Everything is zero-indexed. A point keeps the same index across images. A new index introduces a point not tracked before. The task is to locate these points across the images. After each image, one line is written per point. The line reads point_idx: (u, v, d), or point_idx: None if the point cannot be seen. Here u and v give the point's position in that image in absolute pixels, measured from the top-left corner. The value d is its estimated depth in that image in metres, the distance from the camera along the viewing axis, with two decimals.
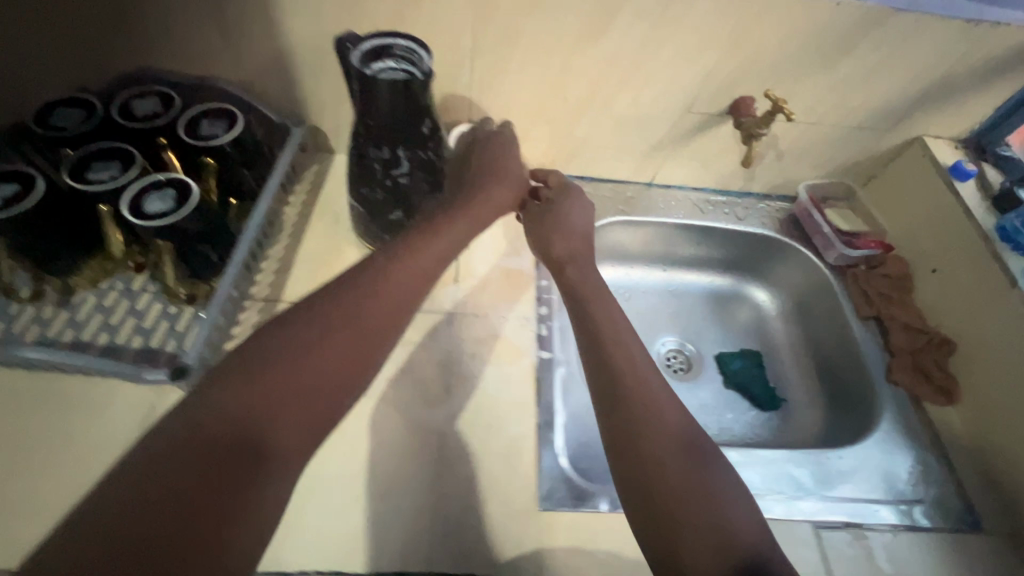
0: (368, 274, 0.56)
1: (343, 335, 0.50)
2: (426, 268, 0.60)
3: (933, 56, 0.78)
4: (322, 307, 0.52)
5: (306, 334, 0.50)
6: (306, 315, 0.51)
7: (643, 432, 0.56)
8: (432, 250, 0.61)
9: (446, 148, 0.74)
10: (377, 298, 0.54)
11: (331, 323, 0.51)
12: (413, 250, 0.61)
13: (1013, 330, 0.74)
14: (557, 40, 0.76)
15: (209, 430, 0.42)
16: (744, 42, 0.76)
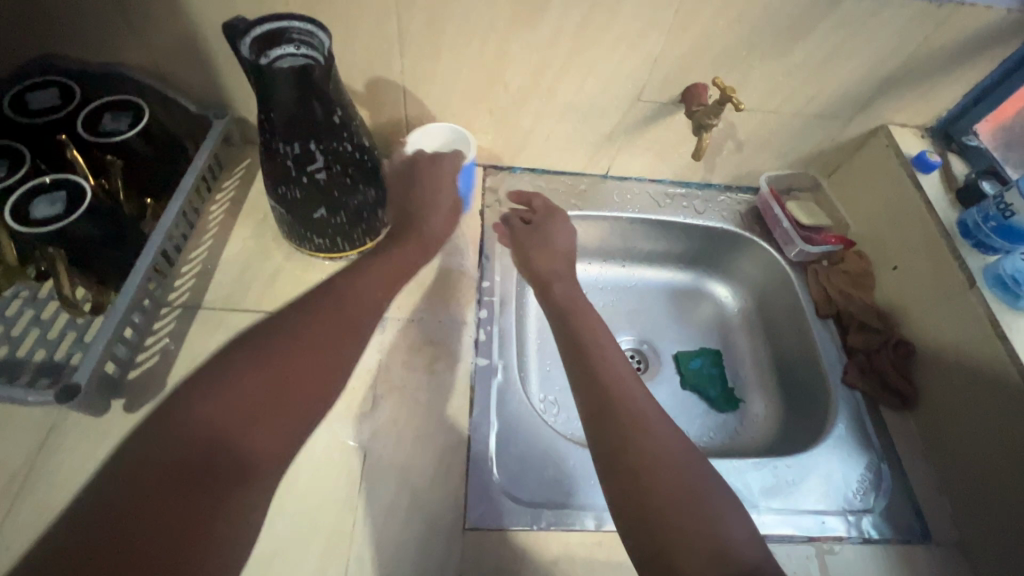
0: (328, 300, 0.62)
1: (307, 352, 0.56)
2: (378, 292, 0.66)
3: (895, 39, 0.73)
4: (288, 331, 0.57)
5: (270, 352, 0.54)
6: (271, 338, 0.56)
7: (630, 429, 0.54)
8: (381, 270, 0.69)
9: (366, 140, 0.69)
10: (339, 318, 0.61)
11: (299, 345, 0.56)
12: (363, 276, 0.67)
13: (970, 332, 0.70)
14: (489, 25, 0.71)
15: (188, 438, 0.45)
16: (691, 25, 0.70)
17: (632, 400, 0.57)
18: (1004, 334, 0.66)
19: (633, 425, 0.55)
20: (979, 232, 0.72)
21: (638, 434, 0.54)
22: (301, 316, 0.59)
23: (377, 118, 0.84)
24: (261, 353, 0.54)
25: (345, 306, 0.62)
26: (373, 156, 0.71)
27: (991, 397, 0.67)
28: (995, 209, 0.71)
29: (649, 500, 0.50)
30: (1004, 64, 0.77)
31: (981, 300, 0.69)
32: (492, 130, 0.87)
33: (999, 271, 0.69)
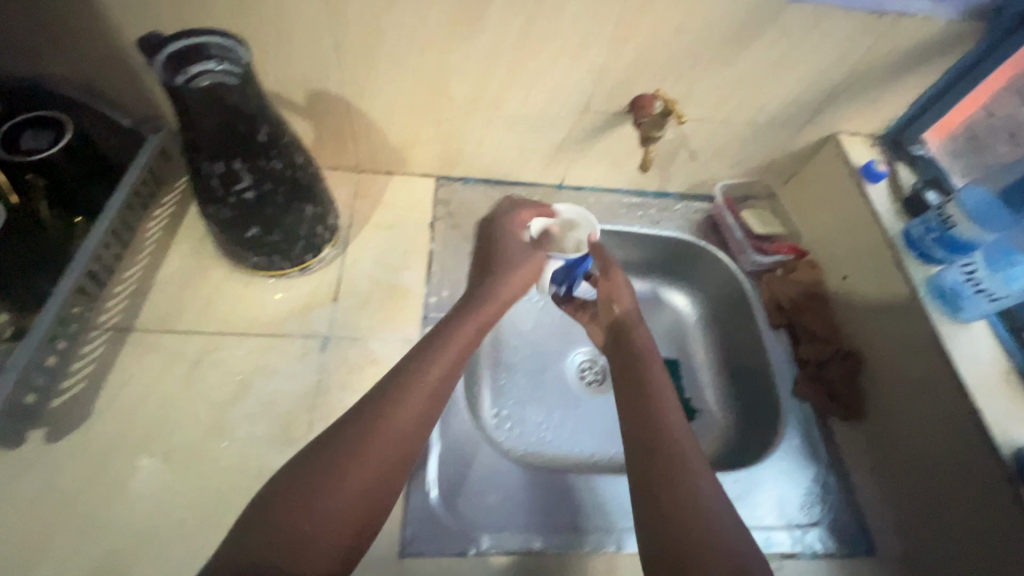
0: (396, 389, 0.56)
1: (376, 448, 0.52)
2: (444, 379, 0.59)
3: (839, 49, 0.72)
4: (359, 418, 0.54)
5: (348, 447, 0.51)
6: (347, 429, 0.53)
7: (665, 482, 0.55)
8: (448, 353, 0.61)
9: (300, 156, 0.67)
10: (409, 414, 0.55)
11: (367, 438, 0.52)
12: (429, 360, 0.60)
13: (912, 344, 0.70)
14: (425, 36, 0.69)
15: (263, 537, 0.45)
16: (632, 36, 0.69)
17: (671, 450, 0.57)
18: (942, 347, 0.67)
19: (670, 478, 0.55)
20: (922, 243, 0.72)
21: (671, 487, 0.54)
22: (368, 411, 0.55)
23: (321, 130, 0.82)
24: (338, 448, 0.51)
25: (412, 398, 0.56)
26: (308, 171, 0.69)
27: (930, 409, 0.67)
28: (936, 219, 0.70)
29: (672, 550, 0.50)
30: (948, 73, 0.77)
31: (922, 312, 0.69)
32: (440, 140, 0.85)
33: (940, 283, 0.69)
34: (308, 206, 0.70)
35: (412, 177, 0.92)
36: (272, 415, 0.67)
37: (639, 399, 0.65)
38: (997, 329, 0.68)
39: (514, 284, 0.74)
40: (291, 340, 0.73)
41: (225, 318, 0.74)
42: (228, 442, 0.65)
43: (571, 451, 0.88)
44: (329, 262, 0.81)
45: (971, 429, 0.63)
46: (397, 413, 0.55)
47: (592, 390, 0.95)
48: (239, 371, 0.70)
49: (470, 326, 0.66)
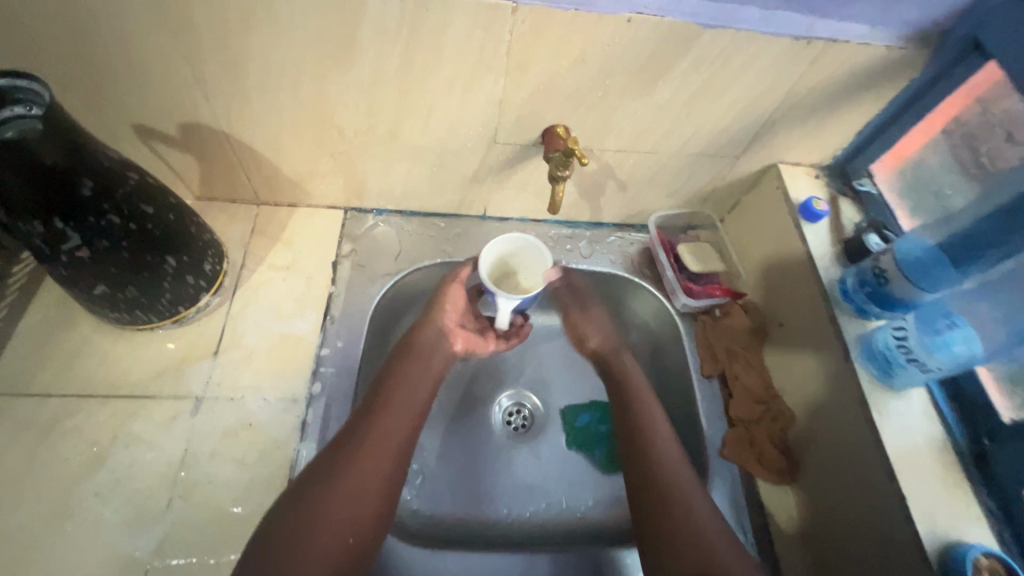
0: (369, 424, 0.59)
1: (356, 484, 0.55)
2: (414, 410, 0.63)
3: (768, 77, 0.64)
4: (333, 461, 0.56)
5: (326, 491, 0.53)
6: (323, 474, 0.55)
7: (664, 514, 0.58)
8: (408, 385, 0.64)
9: (150, 205, 0.59)
10: (382, 444, 0.58)
11: (343, 476, 0.55)
12: (397, 392, 0.63)
13: (842, 409, 0.63)
14: (293, 65, 0.61)
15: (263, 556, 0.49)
16: (528, 65, 0.61)
17: (666, 481, 0.61)
18: (872, 419, 0.59)
19: (667, 509, 0.58)
20: (857, 297, 0.64)
21: (672, 518, 0.58)
22: (343, 450, 0.57)
23: (204, 163, 0.75)
24: (319, 493, 0.53)
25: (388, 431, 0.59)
26: (166, 219, 0.61)
27: (856, 483, 0.61)
28: (871, 274, 0.63)
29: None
30: (895, 100, 0.69)
31: (853, 376, 0.62)
32: (340, 172, 0.78)
33: (874, 345, 0.61)
34: (170, 257, 0.63)
35: (318, 210, 0.84)
36: (126, 493, 0.61)
37: (627, 430, 0.67)
38: (934, 395, 0.61)
39: (433, 335, 0.71)
40: (160, 402, 0.66)
41: (87, 378, 0.67)
42: (74, 525, 0.59)
43: (482, 513, 0.77)
44: (212, 310, 0.73)
45: (895, 513, 0.56)
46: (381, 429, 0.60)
47: (517, 441, 0.84)
48: (96, 441, 0.63)
49: (429, 373, 0.67)
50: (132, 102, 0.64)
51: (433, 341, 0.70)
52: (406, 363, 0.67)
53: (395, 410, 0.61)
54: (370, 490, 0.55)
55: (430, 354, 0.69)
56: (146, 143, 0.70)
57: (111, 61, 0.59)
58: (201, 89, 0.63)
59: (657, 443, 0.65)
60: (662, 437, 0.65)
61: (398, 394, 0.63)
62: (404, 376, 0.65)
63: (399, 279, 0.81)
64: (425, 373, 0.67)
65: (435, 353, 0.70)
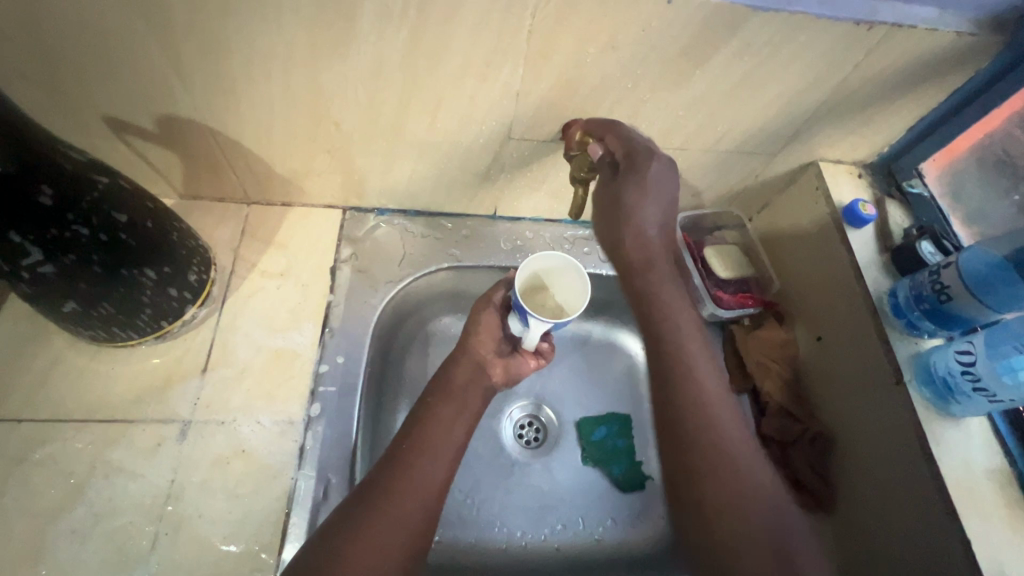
0: (407, 458, 0.55)
1: (392, 525, 0.50)
2: (454, 440, 0.58)
3: (820, 67, 0.57)
4: (368, 499, 0.52)
5: (361, 534, 0.49)
6: (358, 511, 0.51)
7: (725, 509, 0.49)
8: (447, 415, 0.59)
9: (123, 214, 0.53)
10: (419, 480, 0.53)
11: (380, 518, 0.50)
12: (435, 422, 0.58)
13: (891, 436, 0.58)
14: (285, 52, 0.53)
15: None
16: (552, 53, 0.54)
17: (719, 466, 0.51)
18: (929, 451, 0.54)
19: (727, 503, 0.49)
20: (910, 314, 0.60)
21: (731, 514, 0.49)
22: (380, 489, 0.52)
23: (187, 160, 0.67)
24: (353, 538, 0.49)
25: (425, 464, 0.54)
26: (143, 228, 0.55)
27: (906, 517, 0.56)
28: (929, 289, 0.58)
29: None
30: (956, 93, 0.62)
31: (908, 403, 0.57)
32: (339, 170, 0.70)
33: (929, 367, 0.56)
34: (149, 269, 0.57)
35: (314, 210, 0.77)
36: (107, 531, 0.55)
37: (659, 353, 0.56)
38: (997, 425, 0.57)
39: (471, 368, 0.63)
40: (142, 428, 0.60)
41: (62, 401, 0.61)
42: (48, 568, 0.53)
43: (495, 535, 0.73)
44: (199, 322, 0.67)
45: (955, 555, 0.51)
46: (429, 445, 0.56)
47: (530, 457, 0.78)
48: (72, 472, 0.57)
49: (476, 367, 0.63)
50: (102, 93, 0.57)
51: (469, 374, 0.63)
52: (445, 389, 0.61)
53: (433, 442, 0.56)
54: (407, 529, 0.51)
55: (468, 390, 0.62)
56: (120, 138, 0.63)
57: (75, 47, 0.51)
58: (181, 79, 0.55)
59: (715, 414, 0.53)
60: (713, 403, 0.54)
61: (439, 426, 0.58)
62: (442, 406, 0.59)
63: (403, 286, 0.75)
64: (459, 405, 0.60)
65: (472, 389, 0.62)
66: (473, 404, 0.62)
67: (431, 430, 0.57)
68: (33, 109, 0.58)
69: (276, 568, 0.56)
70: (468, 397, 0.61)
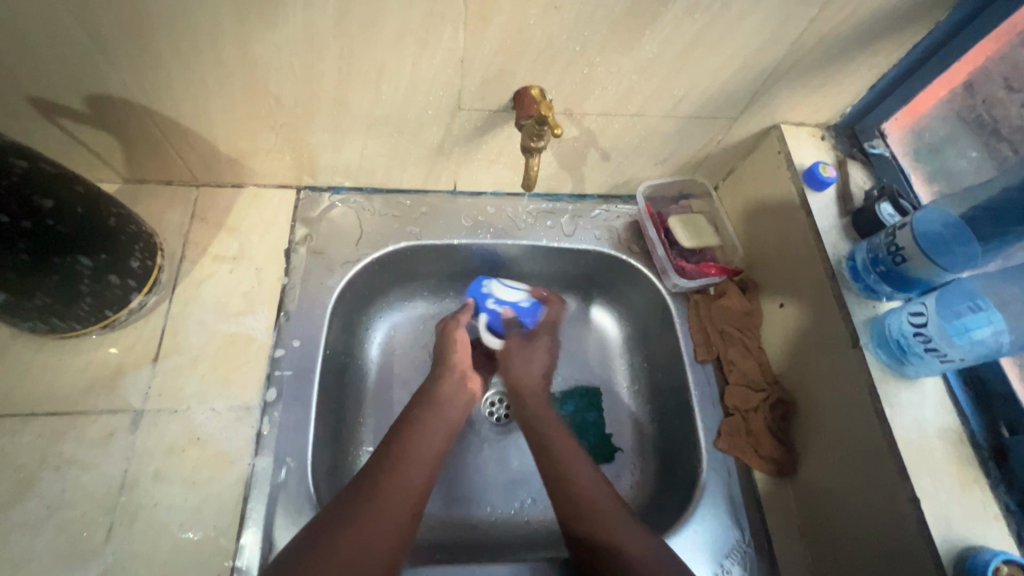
0: (380, 479, 0.54)
1: (371, 537, 0.50)
2: (429, 459, 0.59)
3: (776, 23, 0.55)
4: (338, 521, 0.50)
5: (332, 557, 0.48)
6: (320, 539, 0.49)
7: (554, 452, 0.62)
8: (431, 439, 0.60)
9: (49, 199, 0.51)
10: (394, 504, 0.53)
11: (348, 541, 0.49)
12: (416, 442, 0.59)
13: (847, 399, 0.58)
14: (209, 24, 0.50)
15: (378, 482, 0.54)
16: (494, 15, 0.51)
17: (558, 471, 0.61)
18: (883, 414, 0.54)
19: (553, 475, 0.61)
20: (867, 277, 0.59)
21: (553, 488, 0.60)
22: (348, 511, 0.51)
23: (125, 142, 0.64)
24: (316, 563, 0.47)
25: (400, 484, 0.55)
26: (73, 214, 0.53)
27: (861, 479, 0.57)
28: (884, 251, 0.57)
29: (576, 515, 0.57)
30: (916, 49, 0.60)
31: (863, 366, 0.57)
32: (287, 148, 0.68)
33: (885, 331, 0.56)
34: (83, 256, 0.55)
35: (266, 190, 0.75)
36: (59, 523, 0.55)
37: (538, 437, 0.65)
38: (951, 385, 0.57)
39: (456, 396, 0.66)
40: (93, 418, 0.59)
41: (8, 394, 0.59)
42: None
43: (463, 513, 0.72)
44: (148, 310, 0.65)
45: (905, 514, 0.52)
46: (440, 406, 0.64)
47: (499, 433, 0.78)
48: (21, 465, 0.56)
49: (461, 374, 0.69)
50: (20, 72, 0.53)
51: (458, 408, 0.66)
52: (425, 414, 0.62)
53: (410, 466, 0.57)
54: (379, 548, 0.50)
55: (448, 405, 0.65)
56: (50, 121, 0.60)
57: None
58: (103, 54, 0.52)
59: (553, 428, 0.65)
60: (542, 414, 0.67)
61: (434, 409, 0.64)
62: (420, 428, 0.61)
63: (361, 267, 0.73)
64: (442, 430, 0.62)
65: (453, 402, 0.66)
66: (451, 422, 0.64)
67: (408, 449, 0.58)
68: None
69: (234, 553, 0.56)
70: (456, 397, 0.66)
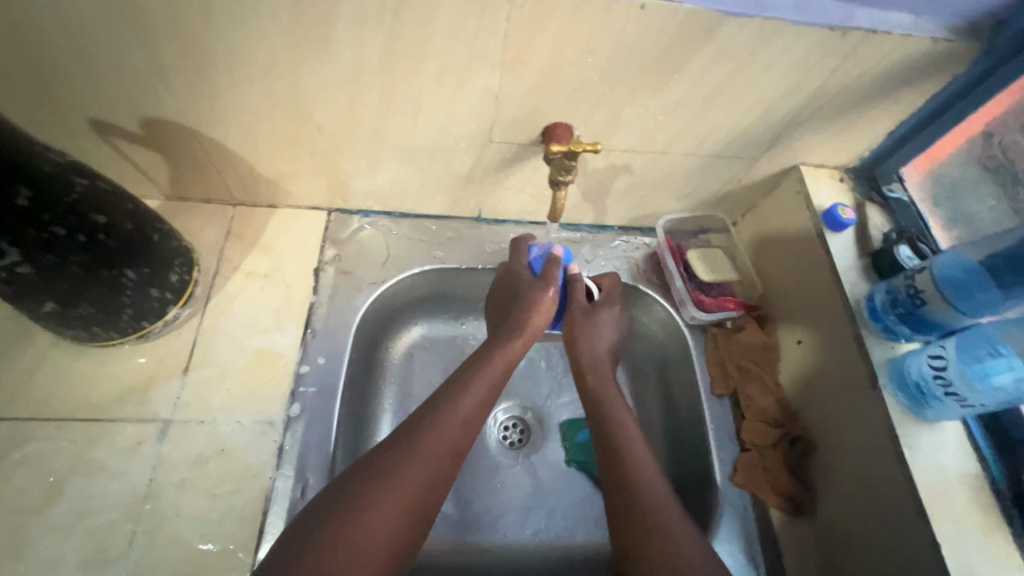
0: (434, 427, 0.53)
1: (410, 496, 0.49)
2: (480, 409, 0.57)
3: (797, 73, 0.57)
4: (343, 513, 0.47)
5: (337, 545, 0.45)
6: (373, 478, 0.49)
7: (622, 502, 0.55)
8: (463, 413, 0.55)
9: (103, 215, 0.54)
10: (442, 447, 0.53)
11: (400, 481, 0.50)
12: (471, 390, 0.57)
13: (866, 438, 0.59)
14: (265, 57, 0.54)
15: (432, 440, 0.53)
16: (529, 57, 0.54)
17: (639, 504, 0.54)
18: (903, 455, 0.55)
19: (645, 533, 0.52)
20: (886, 318, 0.60)
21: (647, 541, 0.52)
22: (402, 451, 0.51)
23: (173, 162, 0.68)
24: (367, 498, 0.48)
25: (445, 434, 0.53)
26: (124, 230, 0.56)
27: (882, 519, 0.56)
28: (904, 294, 0.59)
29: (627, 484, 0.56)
30: (935, 100, 0.63)
31: (882, 407, 0.57)
32: (323, 172, 0.71)
33: (905, 373, 0.57)
34: (128, 269, 0.58)
35: (299, 211, 0.78)
36: (85, 529, 0.56)
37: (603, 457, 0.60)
38: (971, 429, 0.57)
39: (520, 345, 0.63)
40: (122, 427, 0.61)
41: (43, 400, 0.61)
42: (26, 564, 0.54)
43: (478, 537, 0.73)
44: (182, 323, 0.67)
45: (925, 558, 0.52)
46: (492, 353, 0.61)
47: (513, 457, 0.79)
48: (52, 470, 0.58)
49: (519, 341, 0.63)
50: (84, 94, 0.57)
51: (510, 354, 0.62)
52: (459, 393, 0.57)
53: (439, 451, 0.52)
54: (423, 495, 0.50)
55: (505, 346, 0.62)
56: (105, 140, 0.63)
57: (56, 48, 0.51)
58: (163, 81, 0.56)
59: (610, 398, 0.65)
60: (594, 343, 0.69)
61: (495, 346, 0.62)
62: (447, 419, 0.54)
63: (386, 287, 0.75)
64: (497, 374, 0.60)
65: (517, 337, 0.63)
66: (478, 414, 0.57)
67: (462, 396, 0.56)
68: (18, 112, 0.58)
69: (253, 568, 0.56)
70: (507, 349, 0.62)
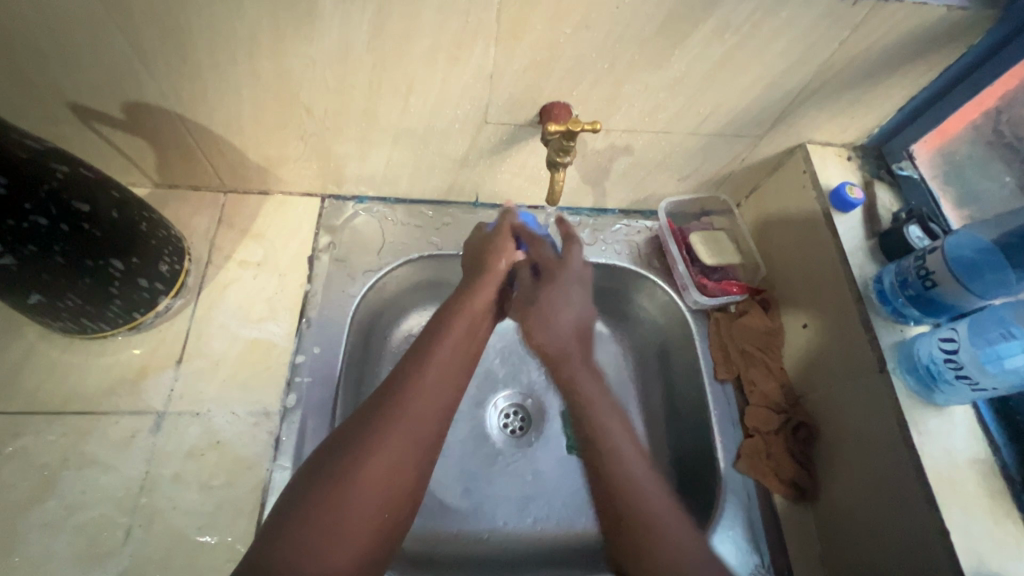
0: (409, 385, 0.53)
1: (397, 457, 0.49)
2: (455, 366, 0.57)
3: (804, 46, 0.55)
4: (330, 478, 0.46)
5: (332, 511, 0.45)
6: (355, 444, 0.48)
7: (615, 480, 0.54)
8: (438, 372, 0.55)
9: (86, 203, 0.52)
10: (424, 408, 0.52)
11: (387, 440, 0.49)
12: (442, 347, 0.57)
13: (873, 423, 0.57)
14: (247, 37, 0.52)
15: (412, 399, 0.52)
16: (524, 33, 0.52)
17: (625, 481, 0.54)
18: (911, 441, 0.53)
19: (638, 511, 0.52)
20: (895, 300, 0.59)
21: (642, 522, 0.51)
22: (381, 411, 0.51)
23: (159, 148, 0.66)
24: (353, 461, 0.47)
25: (421, 396, 0.52)
26: (108, 218, 0.54)
27: (889, 507, 0.55)
28: (914, 275, 0.57)
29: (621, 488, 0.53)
30: (947, 72, 0.60)
31: (891, 392, 0.56)
32: (313, 157, 0.69)
33: (915, 357, 0.55)
34: (115, 259, 0.56)
35: (291, 197, 0.76)
36: (80, 522, 0.55)
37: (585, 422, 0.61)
38: (982, 414, 0.56)
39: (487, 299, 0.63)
40: (115, 419, 0.60)
41: (34, 393, 0.60)
42: (21, 559, 0.53)
43: (481, 525, 0.72)
44: (174, 313, 0.66)
45: (933, 548, 0.51)
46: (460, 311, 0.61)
47: (514, 445, 0.78)
48: (44, 464, 0.57)
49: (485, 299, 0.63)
50: (63, 79, 0.55)
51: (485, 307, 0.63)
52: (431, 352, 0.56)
53: (419, 413, 0.52)
54: (409, 456, 0.50)
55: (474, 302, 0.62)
56: (88, 126, 0.61)
57: (29, 29, 0.49)
58: (143, 64, 0.54)
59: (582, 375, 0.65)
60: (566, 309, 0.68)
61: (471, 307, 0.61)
62: (420, 373, 0.54)
63: (382, 274, 0.74)
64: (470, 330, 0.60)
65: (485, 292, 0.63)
66: (452, 372, 0.56)
67: (434, 354, 0.56)
68: None
69: None
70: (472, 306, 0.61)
